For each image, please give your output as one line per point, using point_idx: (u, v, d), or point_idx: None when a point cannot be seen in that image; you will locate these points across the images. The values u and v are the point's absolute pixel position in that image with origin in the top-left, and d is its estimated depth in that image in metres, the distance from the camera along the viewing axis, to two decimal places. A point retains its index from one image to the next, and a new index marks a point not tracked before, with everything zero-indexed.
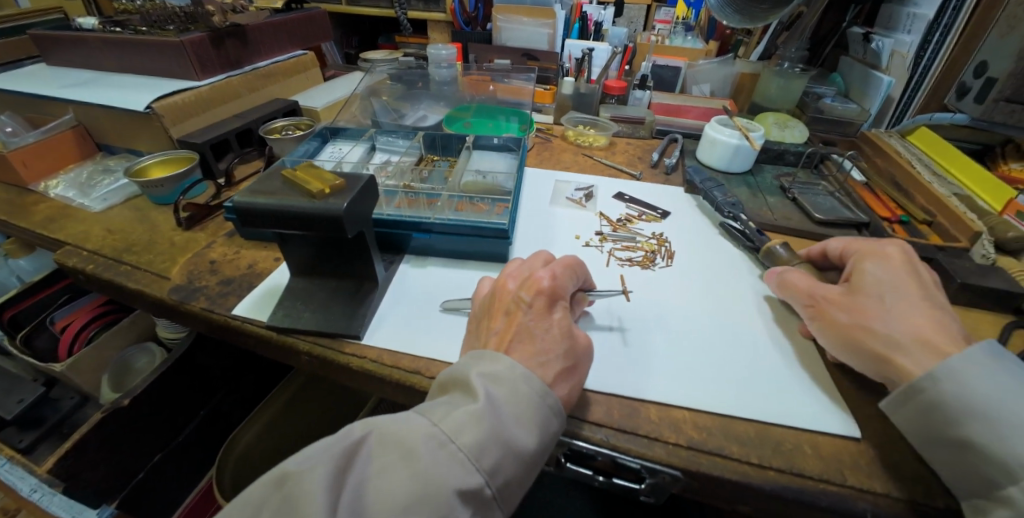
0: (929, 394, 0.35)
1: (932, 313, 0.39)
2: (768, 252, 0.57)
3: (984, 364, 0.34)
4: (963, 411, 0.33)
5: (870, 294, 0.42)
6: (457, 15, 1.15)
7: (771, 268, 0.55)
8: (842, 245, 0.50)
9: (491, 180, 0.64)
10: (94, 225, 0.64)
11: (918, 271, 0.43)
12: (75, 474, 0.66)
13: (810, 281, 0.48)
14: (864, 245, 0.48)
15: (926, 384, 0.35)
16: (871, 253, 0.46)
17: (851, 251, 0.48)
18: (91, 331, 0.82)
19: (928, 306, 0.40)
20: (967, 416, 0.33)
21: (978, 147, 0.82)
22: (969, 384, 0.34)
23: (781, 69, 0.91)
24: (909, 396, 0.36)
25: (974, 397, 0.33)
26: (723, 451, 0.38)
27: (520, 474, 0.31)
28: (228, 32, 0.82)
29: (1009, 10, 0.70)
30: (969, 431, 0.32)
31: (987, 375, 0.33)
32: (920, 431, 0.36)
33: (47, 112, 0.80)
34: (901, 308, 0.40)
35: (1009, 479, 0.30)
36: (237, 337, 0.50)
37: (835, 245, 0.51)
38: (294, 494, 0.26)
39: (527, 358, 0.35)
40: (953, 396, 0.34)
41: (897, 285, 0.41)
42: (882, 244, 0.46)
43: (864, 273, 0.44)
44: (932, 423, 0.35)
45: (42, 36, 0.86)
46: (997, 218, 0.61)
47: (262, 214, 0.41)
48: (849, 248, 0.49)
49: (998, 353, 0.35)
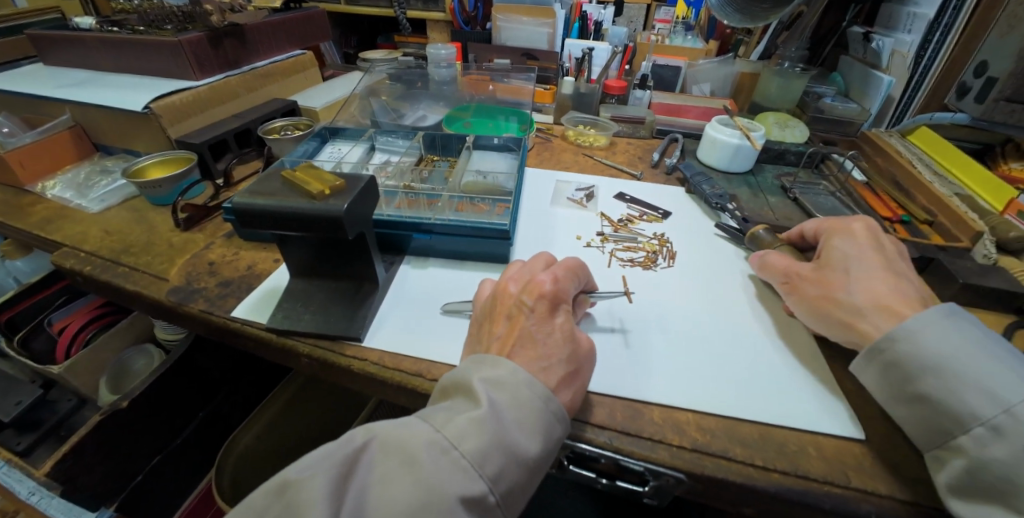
0: (889, 354, 0.38)
1: (892, 279, 0.43)
2: (752, 237, 0.60)
3: (938, 323, 0.37)
4: (918, 367, 0.36)
5: (837, 268, 0.46)
6: (457, 14, 1.15)
7: (754, 252, 0.59)
8: (814, 225, 0.54)
9: (491, 180, 0.64)
10: (91, 226, 0.63)
11: (881, 244, 0.47)
12: (73, 477, 0.65)
13: (787, 261, 0.53)
14: (833, 223, 0.52)
15: (884, 346, 0.39)
16: (838, 230, 0.50)
17: (823, 230, 0.52)
18: (88, 333, 0.81)
19: (889, 272, 0.43)
20: (921, 372, 0.36)
21: (978, 146, 0.82)
22: (924, 343, 0.37)
23: (781, 69, 0.91)
24: (872, 356, 0.40)
25: (927, 354, 0.36)
26: (727, 453, 0.38)
27: (523, 481, 0.31)
28: (226, 32, 0.82)
29: (1009, 9, 0.70)
30: (971, 430, 0.33)
31: (941, 333, 0.36)
32: (884, 387, 0.39)
33: (44, 112, 0.80)
34: (863, 276, 0.44)
35: (960, 428, 0.33)
36: (236, 339, 0.49)
37: (809, 225, 0.55)
38: (295, 502, 0.26)
39: (529, 363, 0.35)
40: (910, 356, 0.37)
41: (860, 257, 0.45)
42: (849, 222, 0.50)
43: (832, 250, 0.48)
44: (894, 381, 0.38)
45: (39, 36, 0.86)
46: (998, 219, 0.61)
47: (260, 215, 0.40)
48: (821, 227, 0.53)
49: (954, 312, 0.38)
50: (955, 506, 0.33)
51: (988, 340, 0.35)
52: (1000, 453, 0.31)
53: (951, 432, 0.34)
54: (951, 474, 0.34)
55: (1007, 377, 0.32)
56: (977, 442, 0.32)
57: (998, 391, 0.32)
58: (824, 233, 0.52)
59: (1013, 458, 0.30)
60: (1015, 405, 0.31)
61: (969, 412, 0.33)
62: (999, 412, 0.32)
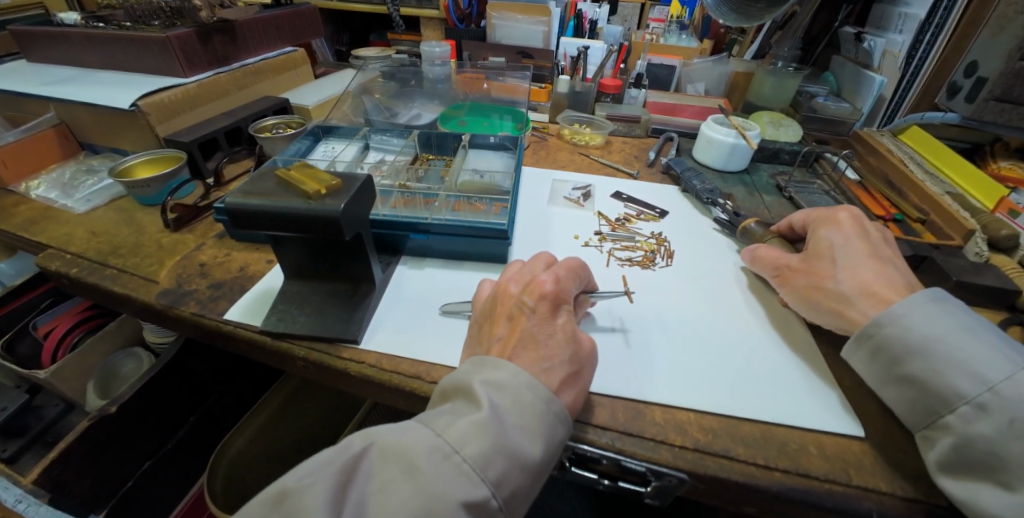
0: (876, 338, 0.39)
1: (878, 267, 0.44)
2: (744, 231, 0.61)
3: (925, 307, 0.38)
4: (906, 350, 0.37)
5: (824, 257, 0.47)
6: (451, 12, 1.12)
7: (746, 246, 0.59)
8: (803, 216, 0.54)
9: (488, 180, 0.63)
10: (76, 227, 0.62)
11: (867, 233, 0.48)
12: (62, 484, 0.64)
13: (779, 253, 0.53)
14: (820, 213, 0.52)
15: (873, 330, 0.40)
16: (824, 221, 0.51)
17: (812, 221, 0.53)
18: (75, 336, 0.80)
19: (875, 260, 0.44)
20: (909, 355, 0.37)
21: (968, 145, 0.84)
22: (910, 326, 0.37)
23: (775, 68, 0.92)
24: (862, 342, 0.41)
25: (917, 336, 0.37)
26: (730, 453, 0.38)
27: (526, 484, 0.30)
28: (216, 28, 0.80)
29: (1001, 10, 0.71)
30: (957, 408, 0.33)
31: (927, 317, 0.37)
32: (874, 371, 0.40)
33: (27, 110, 0.77)
34: (848, 264, 0.45)
35: (947, 407, 0.34)
36: (230, 342, 0.48)
37: (797, 216, 0.55)
38: (293, 511, 0.26)
39: (532, 364, 0.34)
40: (896, 338, 0.38)
41: (846, 247, 0.46)
42: (834, 211, 0.51)
43: (819, 241, 0.49)
44: (883, 364, 0.39)
45: (22, 32, 0.83)
46: (990, 217, 0.62)
47: (255, 214, 0.40)
48: (809, 218, 0.54)
49: (941, 299, 0.38)
50: (942, 483, 0.33)
51: (976, 324, 0.36)
52: (986, 429, 0.32)
53: (938, 412, 0.35)
54: (939, 452, 0.34)
55: (993, 358, 0.33)
56: (963, 421, 0.33)
57: (984, 373, 0.33)
58: (813, 224, 0.52)
59: (998, 433, 0.31)
60: (999, 383, 0.32)
61: (954, 392, 0.34)
62: (983, 390, 0.32)
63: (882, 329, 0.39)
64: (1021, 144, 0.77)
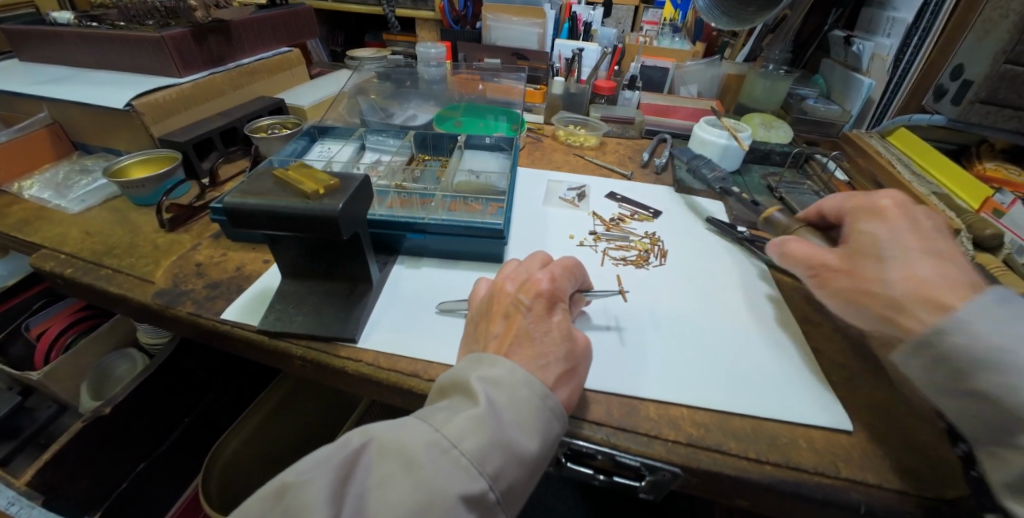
0: (937, 347, 0.33)
1: (939, 263, 0.36)
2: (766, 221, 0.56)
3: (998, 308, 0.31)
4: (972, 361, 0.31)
5: (870, 253, 0.40)
6: (446, 13, 1.13)
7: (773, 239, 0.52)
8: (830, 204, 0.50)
9: (484, 180, 0.64)
10: (70, 228, 0.61)
11: (919, 223, 0.41)
12: (56, 486, 0.64)
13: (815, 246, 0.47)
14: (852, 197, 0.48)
15: (933, 337, 0.33)
16: (866, 212, 0.44)
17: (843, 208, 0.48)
18: (67, 338, 0.78)
19: (933, 256, 0.37)
20: (978, 369, 0.31)
21: (955, 147, 0.86)
22: (980, 333, 0.31)
23: (766, 71, 0.93)
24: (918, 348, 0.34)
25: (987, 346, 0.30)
26: (722, 447, 0.39)
27: (523, 478, 0.31)
28: (211, 28, 0.80)
29: (987, 13, 0.72)
30: None
31: (999, 321, 0.31)
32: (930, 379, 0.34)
33: (19, 110, 0.77)
34: (901, 260, 0.38)
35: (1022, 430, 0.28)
36: (226, 342, 0.48)
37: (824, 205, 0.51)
38: (293, 507, 0.26)
39: (528, 361, 0.35)
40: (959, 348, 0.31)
41: (895, 240, 0.40)
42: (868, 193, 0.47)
43: (861, 234, 0.42)
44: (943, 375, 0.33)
45: (14, 31, 0.83)
46: (976, 216, 0.63)
47: (253, 214, 0.40)
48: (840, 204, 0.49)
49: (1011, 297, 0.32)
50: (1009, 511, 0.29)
51: None
52: None
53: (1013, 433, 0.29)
54: (1011, 476, 0.29)
55: None
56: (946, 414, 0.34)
57: None
58: (846, 210, 0.48)
59: None
60: None
61: None
62: None
63: (943, 338, 0.32)
64: (1005, 145, 0.79)
